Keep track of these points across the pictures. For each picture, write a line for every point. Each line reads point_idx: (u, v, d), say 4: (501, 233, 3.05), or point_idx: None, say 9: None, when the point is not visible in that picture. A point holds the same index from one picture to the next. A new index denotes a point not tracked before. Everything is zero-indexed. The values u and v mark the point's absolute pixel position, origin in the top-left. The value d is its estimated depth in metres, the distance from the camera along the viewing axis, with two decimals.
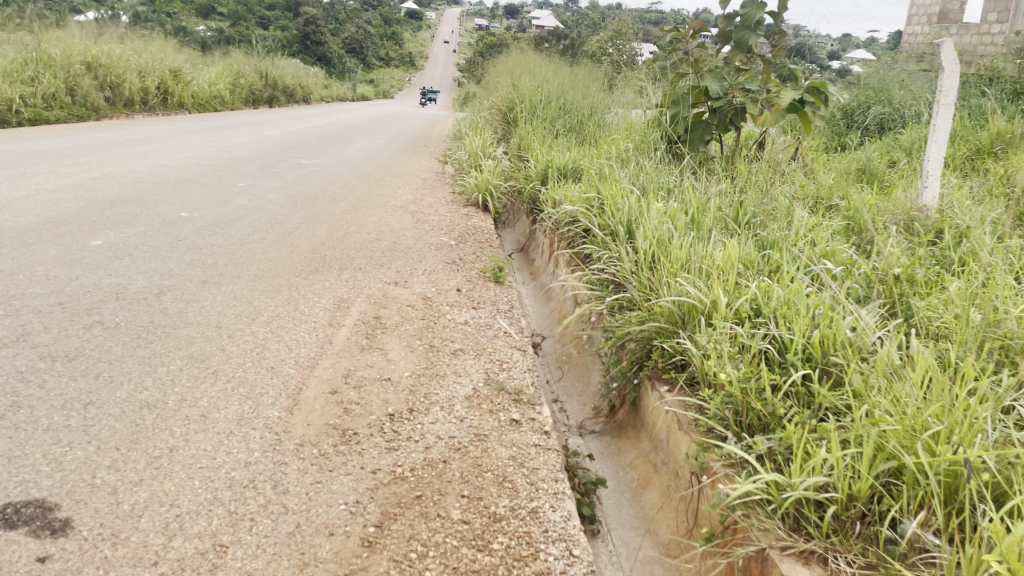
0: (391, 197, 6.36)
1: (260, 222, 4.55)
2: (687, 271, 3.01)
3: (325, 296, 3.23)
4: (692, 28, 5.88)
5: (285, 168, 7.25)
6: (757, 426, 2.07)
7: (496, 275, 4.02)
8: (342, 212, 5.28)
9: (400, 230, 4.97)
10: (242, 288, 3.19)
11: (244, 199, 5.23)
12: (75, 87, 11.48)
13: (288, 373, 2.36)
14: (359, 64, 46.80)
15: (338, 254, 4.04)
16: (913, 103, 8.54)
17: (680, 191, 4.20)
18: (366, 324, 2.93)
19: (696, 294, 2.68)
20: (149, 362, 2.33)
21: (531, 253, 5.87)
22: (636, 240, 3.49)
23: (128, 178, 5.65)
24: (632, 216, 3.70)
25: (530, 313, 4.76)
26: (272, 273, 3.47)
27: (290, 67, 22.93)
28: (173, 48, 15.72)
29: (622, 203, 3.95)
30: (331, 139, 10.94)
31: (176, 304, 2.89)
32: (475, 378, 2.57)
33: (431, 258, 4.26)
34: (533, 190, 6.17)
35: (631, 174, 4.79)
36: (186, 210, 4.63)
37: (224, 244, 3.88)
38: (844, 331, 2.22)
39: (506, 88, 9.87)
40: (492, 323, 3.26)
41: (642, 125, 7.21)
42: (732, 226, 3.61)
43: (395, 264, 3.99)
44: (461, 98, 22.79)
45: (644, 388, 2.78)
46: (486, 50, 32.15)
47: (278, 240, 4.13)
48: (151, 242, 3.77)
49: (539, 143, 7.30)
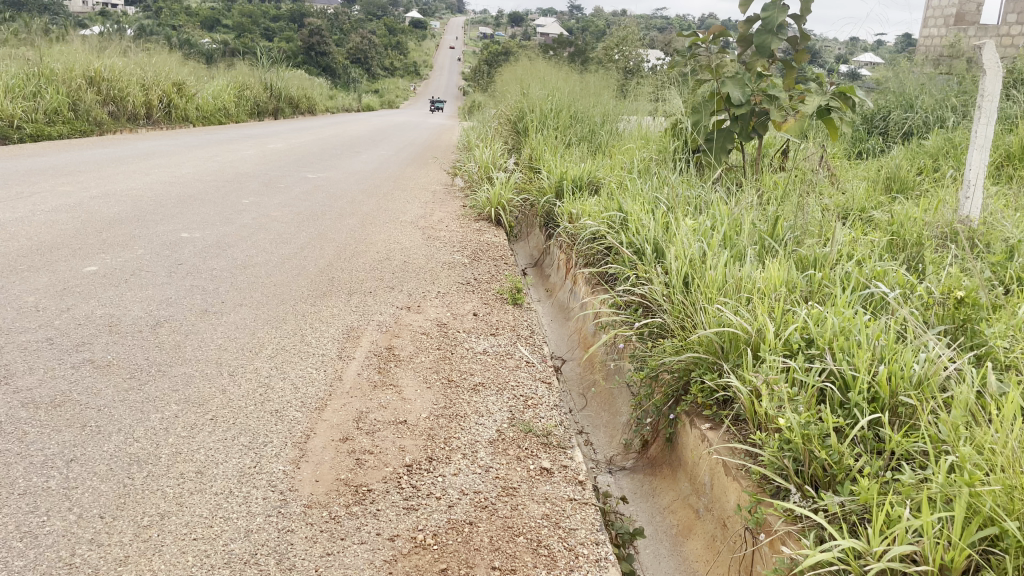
0: (401, 212, 6.16)
1: (264, 242, 4.35)
2: (725, 295, 2.81)
3: (335, 325, 3.02)
4: (712, 33, 5.72)
5: (290, 182, 7.06)
6: (821, 478, 1.87)
7: (514, 297, 3.81)
8: (350, 229, 5.08)
9: (411, 248, 4.77)
10: (245, 317, 2.98)
11: (249, 217, 5.03)
12: (77, 102, 11.34)
13: (293, 417, 2.14)
14: (364, 74, 46.83)
15: (347, 276, 3.83)
16: (936, 108, 8.33)
17: (709, 206, 4.01)
18: (378, 357, 2.71)
19: (740, 323, 2.48)
20: (141, 407, 2.11)
21: (545, 268, 5.67)
22: (666, 260, 3.29)
23: (129, 196, 5.46)
24: (659, 234, 3.51)
25: (549, 334, 4.57)
26: (278, 299, 3.26)
27: (296, 79, 22.86)
28: (177, 60, 15.60)
29: (647, 220, 3.75)
30: (338, 151, 10.78)
31: (173, 337, 2.67)
32: (498, 418, 2.35)
33: (444, 278, 4.05)
34: (547, 204, 5.98)
35: (653, 188, 4.59)
36: (187, 230, 4.43)
37: (226, 267, 3.67)
38: (913, 367, 2.02)
39: (516, 97, 9.68)
40: (513, 351, 3.04)
41: (658, 134, 7.02)
42: (767, 244, 3.42)
43: (407, 286, 3.78)
44: (468, 107, 22.68)
45: (682, 426, 2.59)
46: (492, 58, 32.11)
47: (283, 262, 3.93)
48: (149, 266, 3.57)
49: (551, 153, 7.10)
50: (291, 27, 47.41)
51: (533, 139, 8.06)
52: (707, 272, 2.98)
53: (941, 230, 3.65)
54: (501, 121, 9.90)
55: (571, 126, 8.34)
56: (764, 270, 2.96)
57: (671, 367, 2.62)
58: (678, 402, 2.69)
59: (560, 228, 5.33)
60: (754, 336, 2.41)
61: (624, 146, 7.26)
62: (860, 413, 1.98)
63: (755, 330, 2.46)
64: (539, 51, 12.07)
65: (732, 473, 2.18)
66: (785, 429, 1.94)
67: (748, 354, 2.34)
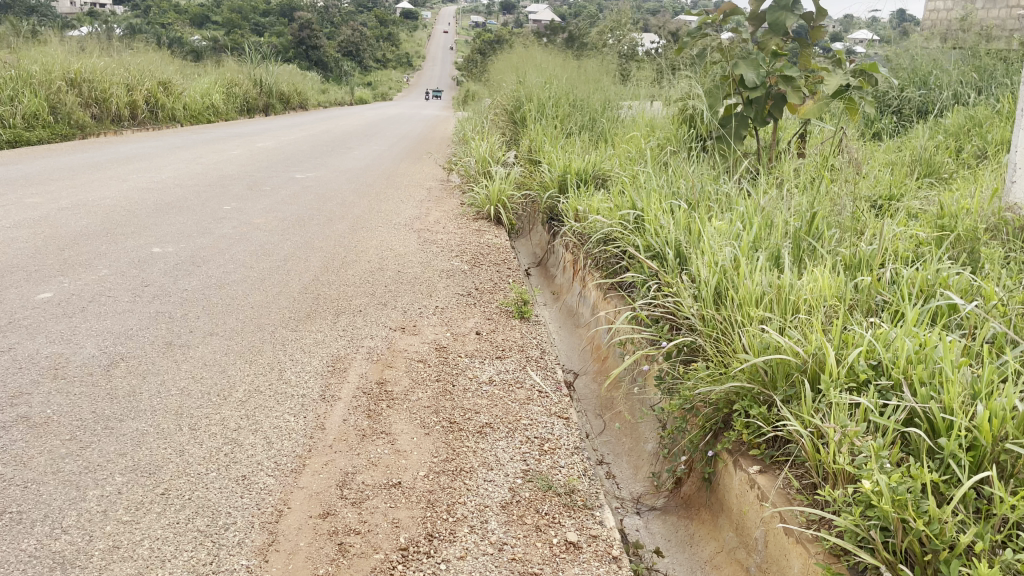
0: (393, 213, 5.79)
1: (244, 255, 3.96)
2: (767, 311, 2.45)
3: (318, 356, 2.64)
4: (722, 13, 5.32)
5: (276, 184, 6.68)
6: (918, 553, 1.51)
7: (520, 310, 3.44)
8: (339, 236, 4.70)
9: (406, 255, 4.39)
10: (216, 349, 2.61)
11: (229, 226, 4.65)
12: (58, 105, 10.92)
13: (263, 487, 1.77)
14: (356, 67, 46.37)
15: (335, 292, 3.46)
16: (952, 85, 7.93)
17: (733, 201, 3.64)
18: (368, 396, 2.33)
19: (790, 347, 2.13)
20: (76, 482, 1.74)
21: (550, 268, 5.31)
22: (692, 269, 2.92)
23: (103, 206, 5.09)
24: (682, 236, 3.14)
25: (558, 344, 4.21)
26: (255, 325, 2.89)
27: (287, 74, 22.42)
28: (162, 58, 15.16)
29: (666, 220, 3.37)
30: (329, 147, 10.39)
31: (129, 381, 2.30)
32: (511, 472, 1.98)
33: (442, 291, 3.67)
34: (551, 200, 5.59)
35: (668, 183, 4.22)
36: (160, 245, 4.06)
37: (199, 288, 3.29)
38: (1020, 408, 1.65)
39: (511, 86, 9.27)
40: (523, 379, 2.67)
41: (665, 121, 6.63)
42: (804, 244, 3.05)
43: (401, 302, 3.40)
44: (462, 98, 22.26)
45: (724, 466, 2.22)
46: (484, 48, 31.71)
47: (263, 279, 3.55)
48: (112, 289, 3.19)
49: (551, 145, 6.70)
50: (281, 22, 46.84)
51: (530, 130, 7.67)
52: (742, 283, 2.61)
53: (989, 219, 3.26)
54: (497, 112, 9.48)
55: (571, 114, 7.93)
56: (808, 278, 2.60)
57: (710, 400, 2.26)
58: (717, 437, 2.32)
59: (566, 226, 4.95)
60: (811, 364, 2.05)
61: (628, 134, 6.87)
62: (957, 466, 1.61)
63: (811, 355, 2.10)
64: (532, 38, 11.63)
65: (794, 534, 1.81)
66: (870, 491, 1.57)
67: (806, 387, 1.97)
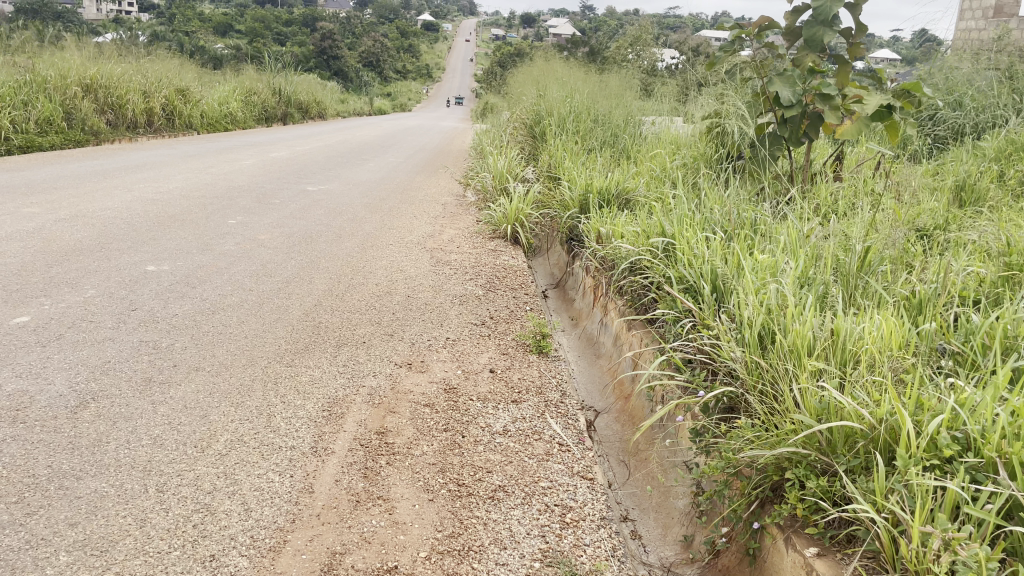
0: (406, 231, 5.53)
1: (244, 276, 3.71)
2: (821, 363, 2.16)
3: (312, 397, 2.37)
4: (756, 26, 5.05)
5: (286, 197, 6.45)
6: None
7: (538, 344, 3.15)
8: (347, 255, 4.45)
9: (417, 278, 4.12)
10: (200, 388, 2.34)
11: (231, 243, 4.41)
12: (72, 111, 10.78)
13: (233, 572, 1.50)
14: (376, 78, 46.45)
15: (338, 319, 3.20)
16: (989, 106, 7.59)
17: (773, 229, 3.35)
18: (364, 450, 2.05)
19: (857, 411, 1.84)
20: (12, 562, 1.47)
21: (569, 292, 5.04)
22: (730, 307, 2.64)
23: (102, 218, 4.86)
24: (719, 266, 2.85)
25: (577, 375, 3.93)
26: (246, 358, 2.63)
27: (306, 84, 22.34)
28: (181, 65, 15.06)
29: (700, 249, 3.09)
30: (344, 159, 10.18)
31: (96, 427, 2.04)
32: (526, 552, 1.70)
33: (454, 320, 3.40)
34: (571, 219, 5.32)
35: (699, 207, 3.93)
36: (156, 263, 3.81)
37: (189, 313, 3.04)
38: None
39: (531, 99, 9.03)
40: (542, 429, 2.38)
41: (691, 140, 6.35)
42: (855, 279, 2.76)
43: (409, 333, 3.13)
44: (481, 111, 22.11)
45: (773, 543, 1.92)
46: (503, 61, 31.63)
47: (261, 304, 3.29)
48: (95, 313, 2.94)
49: (572, 162, 6.44)
50: (303, 31, 47.04)
51: (550, 145, 7.41)
52: (790, 327, 2.33)
53: None
54: (516, 125, 9.21)
55: (592, 130, 7.65)
56: (867, 324, 2.30)
57: (759, 466, 1.97)
58: (763, 506, 2.03)
59: (588, 249, 4.67)
60: (884, 432, 1.76)
61: (652, 152, 6.59)
62: None
63: (881, 420, 1.81)
64: (553, 51, 11.38)
65: None
66: None
67: (879, 462, 1.68)
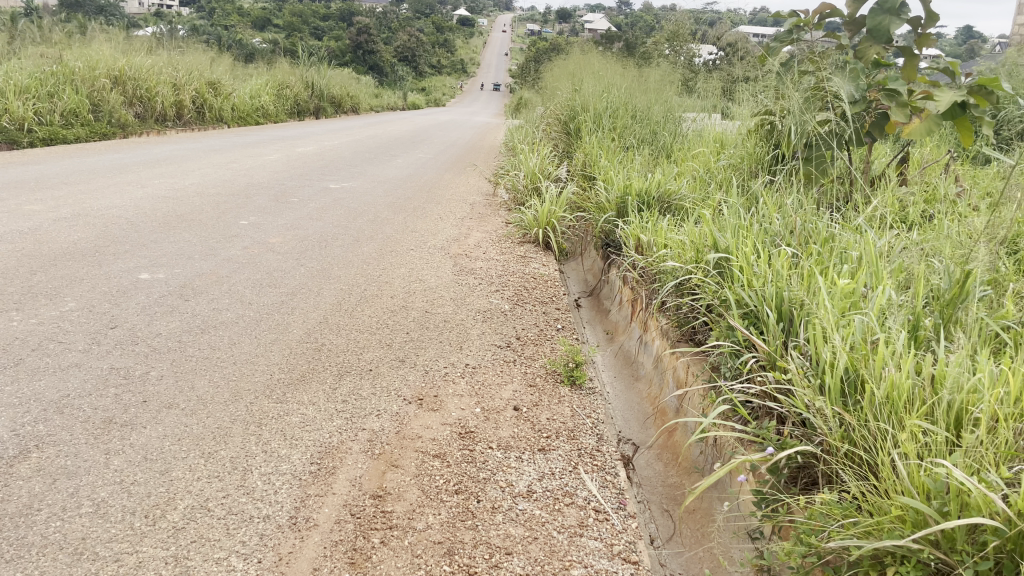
0: (431, 234, 5.15)
1: (245, 286, 3.35)
2: (928, 425, 1.74)
3: (300, 445, 1.99)
4: (816, 14, 4.61)
5: (306, 195, 6.11)
6: None
7: (571, 376, 2.74)
8: (363, 261, 4.08)
9: (438, 289, 3.74)
10: (168, 432, 1.98)
11: (237, 247, 4.05)
12: (99, 103, 10.56)
13: None
14: (412, 73, 46.28)
15: (344, 340, 2.82)
16: None
17: (845, 241, 2.92)
18: (356, 523, 1.67)
19: (990, 501, 1.42)
20: None
21: (604, 302, 4.62)
22: (803, 341, 2.22)
23: (106, 217, 4.55)
24: (785, 290, 2.44)
25: (613, 400, 3.52)
26: (229, 392, 2.26)
27: (341, 77, 22.11)
28: (213, 58, 14.84)
29: (762, 267, 2.68)
30: (372, 154, 9.85)
31: (30, 487, 1.68)
32: None
33: (475, 342, 3.00)
34: (607, 224, 4.90)
35: (755, 214, 3.51)
36: (152, 270, 3.47)
37: (175, 333, 2.68)
38: None
39: (566, 94, 8.62)
40: (574, 489, 1.97)
41: (738, 138, 5.91)
42: (952, 304, 2.31)
43: (423, 358, 2.74)
44: (515, 107, 21.73)
45: None
46: (539, 56, 31.26)
47: (258, 320, 2.92)
48: (68, 331, 2.60)
49: (609, 160, 6.03)
50: (340, 26, 47.02)
51: (585, 142, 7.00)
52: (881, 372, 1.91)
53: None
54: (550, 121, 8.81)
55: (629, 127, 7.21)
56: (981, 372, 1.87)
57: (851, 558, 1.54)
58: None
59: (627, 258, 4.25)
60: None
61: (695, 151, 6.15)
62: None
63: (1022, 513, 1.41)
64: (588, 46, 10.94)
65: None
66: None
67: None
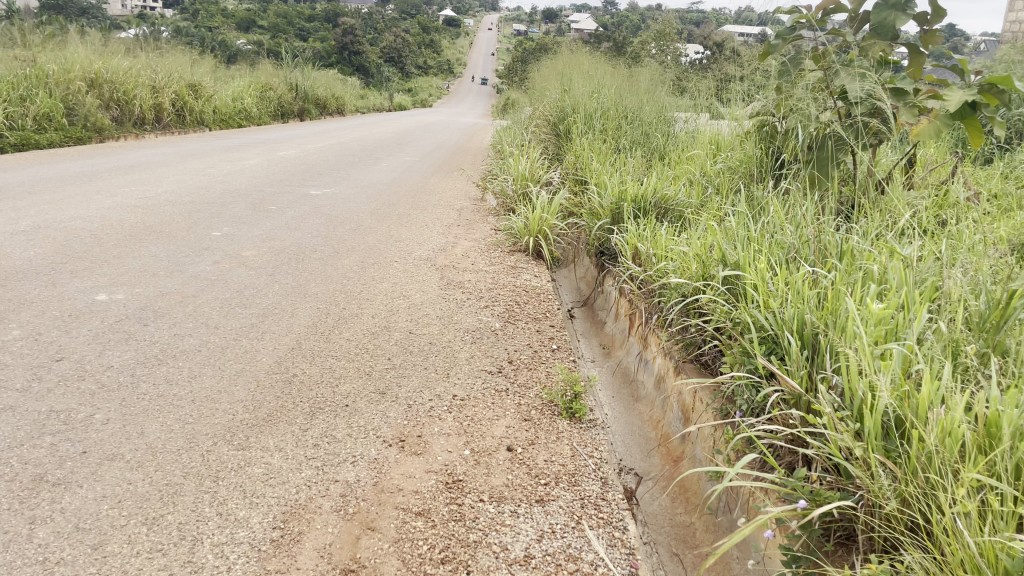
0: (416, 243, 4.89)
1: (212, 307, 3.08)
2: (993, 483, 1.51)
3: (261, 506, 1.73)
4: (820, 10, 4.36)
5: (285, 203, 5.84)
6: None
7: (569, 408, 2.48)
8: (343, 276, 3.81)
9: (423, 305, 3.48)
10: (108, 494, 1.72)
11: (207, 262, 3.78)
12: (74, 106, 10.22)
13: None
14: (398, 74, 45.93)
15: (318, 368, 2.56)
16: None
17: (865, 255, 2.66)
18: None
19: None
20: None
21: (599, 313, 4.37)
22: (831, 373, 1.98)
23: (68, 230, 4.26)
24: (809, 313, 2.20)
25: (613, 423, 3.26)
26: (184, 437, 2.00)
27: (326, 79, 21.79)
28: (194, 60, 14.50)
29: (779, 286, 2.42)
30: (357, 158, 9.57)
31: None
32: None
33: (463, 368, 2.73)
34: (602, 231, 4.65)
35: (764, 224, 3.25)
36: (111, 290, 3.19)
37: (129, 365, 2.41)
38: None
39: (555, 94, 8.36)
40: (578, 551, 1.72)
41: (735, 139, 5.68)
42: (991, 327, 2.08)
43: (405, 389, 2.48)
44: (503, 108, 21.48)
45: None
46: (526, 57, 31.09)
47: (223, 348, 2.66)
48: (7, 365, 2.33)
49: (601, 163, 5.79)
50: (325, 27, 46.58)
51: (576, 144, 6.75)
52: (929, 415, 1.68)
53: None
54: (538, 122, 8.55)
55: (622, 128, 6.97)
56: None
57: None
58: None
59: (623, 268, 4.00)
60: None
61: (690, 153, 5.91)
62: None
63: None
64: (577, 44, 10.69)
65: None
66: None
67: None
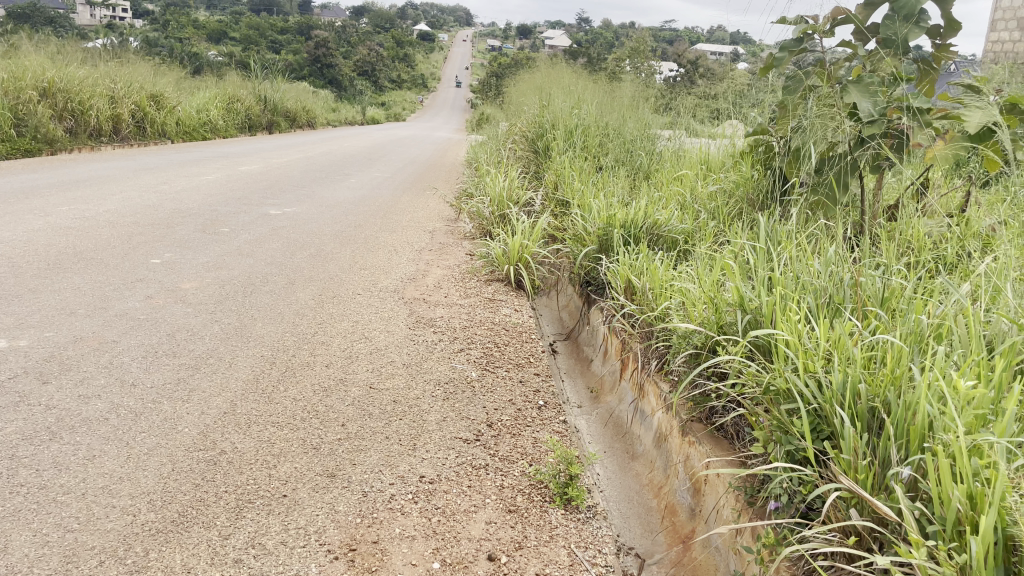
0: (383, 271, 4.42)
1: (133, 356, 2.59)
2: None
3: None
4: (827, 21, 3.97)
5: (239, 224, 5.34)
6: None
7: (564, 493, 2.03)
8: (297, 313, 3.33)
9: (387, 349, 3.01)
10: None
11: (137, 297, 3.28)
12: (24, 117, 9.59)
13: None
14: (371, 87, 45.46)
15: (251, 441, 2.08)
16: None
17: (911, 304, 2.24)
18: None
19: None
20: None
21: (585, 349, 3.91)
22: (908, 467, 1.54)
23: None
24: (864, 383, 1.76)
25: (607, 487, 2.78)
26: (59, 556, 1.52)
27: (295, 92, 21.22)
28: (156, 71, 13.87)
29: (819, 346, 1.98)
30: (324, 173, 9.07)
31: None
32: None
33: (433, 435, 2.26)
34: (588, 258, 4.20)
35: (783, 259, 2.81)
36: (13, 335, 2.69)
37: (9, 444, 1.92)
38: None
39: (533, 109, 7.97)
40: None
41: (727, 159, 5.29)
42: None
43: (359, 469, 2.00)
44: (478, 123, 21.11)
45: None
46: (499, 73, 30.88)
47: (139, 412, 2.17)
48: None
49: (584, 184, 5.37)
50: (296, 40, 45.98)
51: (555, 161, 6.33)
52: None
53: None
54: (515, 138, 8.14)
55: (604, 146, 6.57)
56: None
57: None
58: None
59: (614, 304, 3.55)
60: None
61: (677, 173, 5.52)
62: None
63: None
64: (554, 59, 10.32)
65: None
66: None
67: None
